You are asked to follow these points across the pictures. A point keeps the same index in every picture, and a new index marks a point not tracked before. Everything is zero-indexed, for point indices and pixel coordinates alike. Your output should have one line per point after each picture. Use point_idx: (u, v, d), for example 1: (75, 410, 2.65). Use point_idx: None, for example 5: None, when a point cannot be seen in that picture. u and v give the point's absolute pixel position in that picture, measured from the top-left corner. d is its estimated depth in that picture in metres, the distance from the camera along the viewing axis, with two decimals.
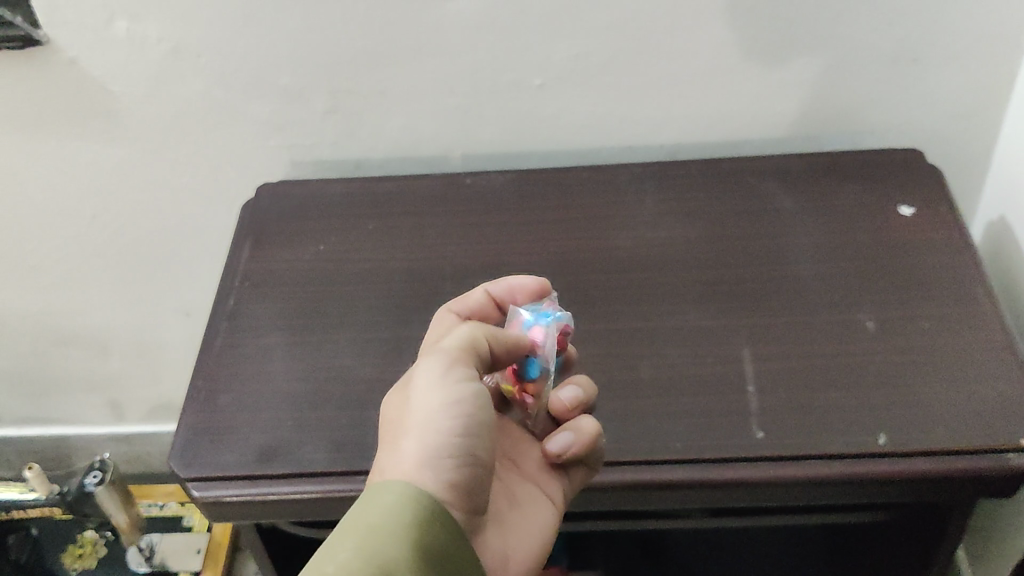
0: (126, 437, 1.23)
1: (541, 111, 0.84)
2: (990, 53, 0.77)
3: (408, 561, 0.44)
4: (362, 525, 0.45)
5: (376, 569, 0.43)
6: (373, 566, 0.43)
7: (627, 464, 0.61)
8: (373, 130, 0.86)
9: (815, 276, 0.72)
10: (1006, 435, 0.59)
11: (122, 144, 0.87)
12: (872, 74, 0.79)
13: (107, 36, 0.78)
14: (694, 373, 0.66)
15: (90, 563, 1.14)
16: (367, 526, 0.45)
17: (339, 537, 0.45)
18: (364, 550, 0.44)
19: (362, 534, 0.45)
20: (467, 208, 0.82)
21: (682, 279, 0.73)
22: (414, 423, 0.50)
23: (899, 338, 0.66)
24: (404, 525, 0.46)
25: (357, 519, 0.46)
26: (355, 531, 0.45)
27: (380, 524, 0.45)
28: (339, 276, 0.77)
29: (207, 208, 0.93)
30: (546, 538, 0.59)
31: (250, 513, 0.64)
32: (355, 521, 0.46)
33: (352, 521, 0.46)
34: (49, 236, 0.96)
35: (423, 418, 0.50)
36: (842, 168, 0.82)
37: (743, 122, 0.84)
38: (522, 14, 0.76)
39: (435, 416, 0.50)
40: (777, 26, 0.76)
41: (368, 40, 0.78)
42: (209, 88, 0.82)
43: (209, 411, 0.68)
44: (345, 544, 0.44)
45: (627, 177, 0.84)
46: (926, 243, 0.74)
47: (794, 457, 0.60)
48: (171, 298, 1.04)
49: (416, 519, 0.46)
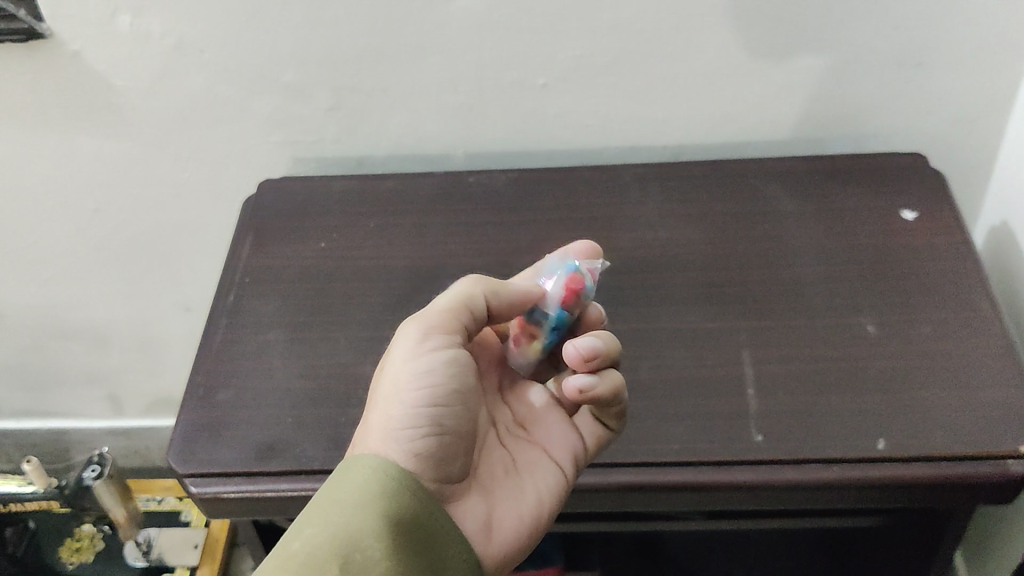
0: (125, 430, 1.23)
1: (545, 110, 0.84)
2: (995, 59, 0.77)
3: (377, 529, 0.45)
4: (328, 504, 0.47)
5: (342, 539, 0.44)
6: (337, 537, 0.44)
7: (625, 466, 0.61)
8: (376, 127, 0.86)
9: (818, 280, 0.72)
10: (1005, 442, 0.59)
11: (124, 137, 0.87)
12: (877, 77, 0.79)
13: (110, 29, 0.78)
14: (694, 375, 0.65)
15: (89, 556, 1.14)
16: (331, 504, 0.46)
17: (306, 518, 0.46)
18: (326, 528, 0.45)
19: (328, 513, 0.46)
20: (469, 207, 0.82)
21: (684, 281, 0.73)
22: (386, 391, 0.52)
23: (900, 344, 0.66)
24: (373, 496, 0.47)
25: (325, 497, 0.47)
26: (321, 511, 0.46)
27: (342, 500, 0.47)
28: (340, 273, 0.77)
29: (209, 204, 0.93)
30: (551, 499, 0.57)
31: (248, 510, 0.63)
32: (321, 503, 0.47)
33: (323, 497, 0.48)
34: (51, 229, 0.95)
35: (393, 387, 0.52)
36: (845, 171, 0.82)
37: (746, 124, 0.84)
38: (527, 14, 0.76)
39: (397, 381, 0.52)
40: (782, 29, 0.76)
41: (371, 38, 0.78)
42: (212, 83, 0.82)
43: (207, 407, 0.68)
44: (309, 525, 0.46)
45: (630, 177, 0.84)
46: (927, 248, 0.74)
47: (793, 461, 0.59)
48: (172, 292, 1.04)
49: (383, 490, 0.48)
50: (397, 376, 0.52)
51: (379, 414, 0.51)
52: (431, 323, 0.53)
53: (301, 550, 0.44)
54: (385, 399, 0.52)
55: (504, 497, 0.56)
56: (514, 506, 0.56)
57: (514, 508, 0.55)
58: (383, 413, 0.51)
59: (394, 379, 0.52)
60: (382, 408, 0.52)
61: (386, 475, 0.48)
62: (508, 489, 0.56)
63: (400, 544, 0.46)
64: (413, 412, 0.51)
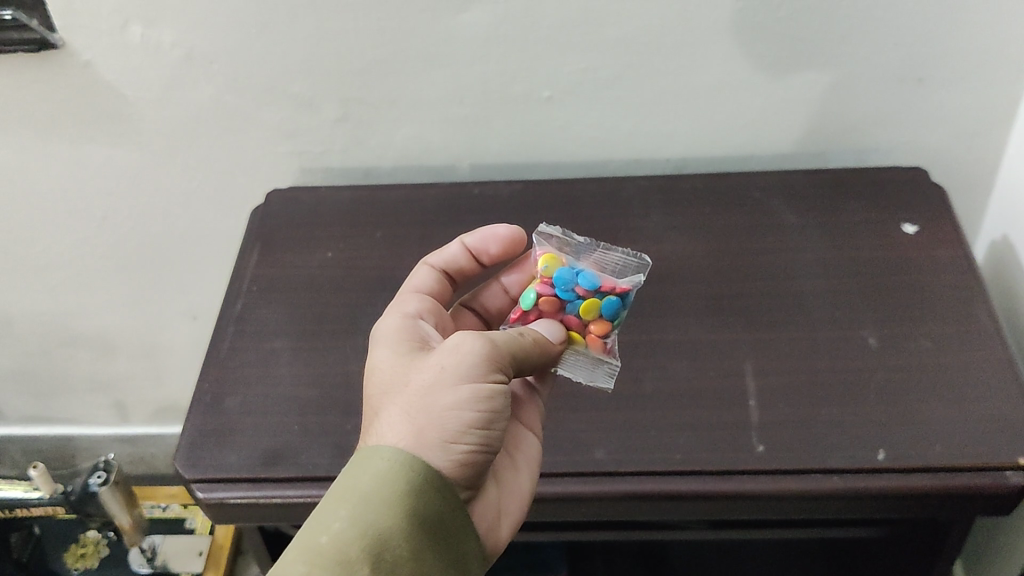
0: (131, 437, 1.23)
1: (550, 123, 0.85)
2: (996, 75, 0.78)
3: (406, 527, 0.44)
4: (354, 493, 0.45)
5: (371, 538, 0.43)
6: (367, 535, 0.43)
7: (628, 475, 0.61)
8: (383, 138, 0.87)
9: (819, 292, 0.73)
10: (1003, 454, 0.59)
11: (133, 147, 0.88)
12: (879, 92, 0.80)
13: (122, 40, 0.79)
14: (695, 387, 0.66)
15: (93, 562, 1.14)
16: (358, 495, 0.45)
17: (332, 502, 0.45)
18: (355, 521, 0.44)
19: (354, 504, 0.44)
20: (475, 216, 0.83)
21: (687, 293, 0.74)
22: (444, 399, 0.49)
23: (901, 356, 0.67)
24: (404, 489, 0.46)
25: (348, 485, 0.46)
26: (346, 500, 0.45)
27: (374, 494, 0.45)
28: (346, 282, 0.78)
29: (217, 213, 0.94)
30: (534, 471, 0.58)
31: (255, 517, 0.64)
32: (344, 487, 0.46)
33: (345, 485, 0.46)
34: (61, 237, 0.96)
35: (453, 399, 0.49)
36: (847, 184, 0.83)
37: (749, 137, 0.85)
38: (534, 28, 0.77)
39: (451, 389, 0.49)
40: (784, 43, 0.77)
41: (379, 50, 0.79)
42: (221, 94, 0.83)
43: (216, 413, 0.68)
44: (337, 514, 0.44)
45: (634, 190, 0.85)
46: (928, 262, 0.74)
47: (793, 471, 0.60)
48: (179, 301, 1.05)
49: (412, 483, 0.46)
50: (458, 391, 0.49)
51: (430, 420, 0.48)
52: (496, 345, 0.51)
53: (331, 548, 0.42)
54: (434, 400, 0.49)
55: (508, 485, 0.56)
56: (520, 495, 0.56)
57: (519, 494, 0.56)
58: (439, 424, 0.48)
59: (455, 391, 0.49)
60: (424, 408, 0.49)
61: (415, 469, 0.46)
62: (509, 480, 0.57)
63: (425, 542, 0.45)
64: (470, 435, 0.49)
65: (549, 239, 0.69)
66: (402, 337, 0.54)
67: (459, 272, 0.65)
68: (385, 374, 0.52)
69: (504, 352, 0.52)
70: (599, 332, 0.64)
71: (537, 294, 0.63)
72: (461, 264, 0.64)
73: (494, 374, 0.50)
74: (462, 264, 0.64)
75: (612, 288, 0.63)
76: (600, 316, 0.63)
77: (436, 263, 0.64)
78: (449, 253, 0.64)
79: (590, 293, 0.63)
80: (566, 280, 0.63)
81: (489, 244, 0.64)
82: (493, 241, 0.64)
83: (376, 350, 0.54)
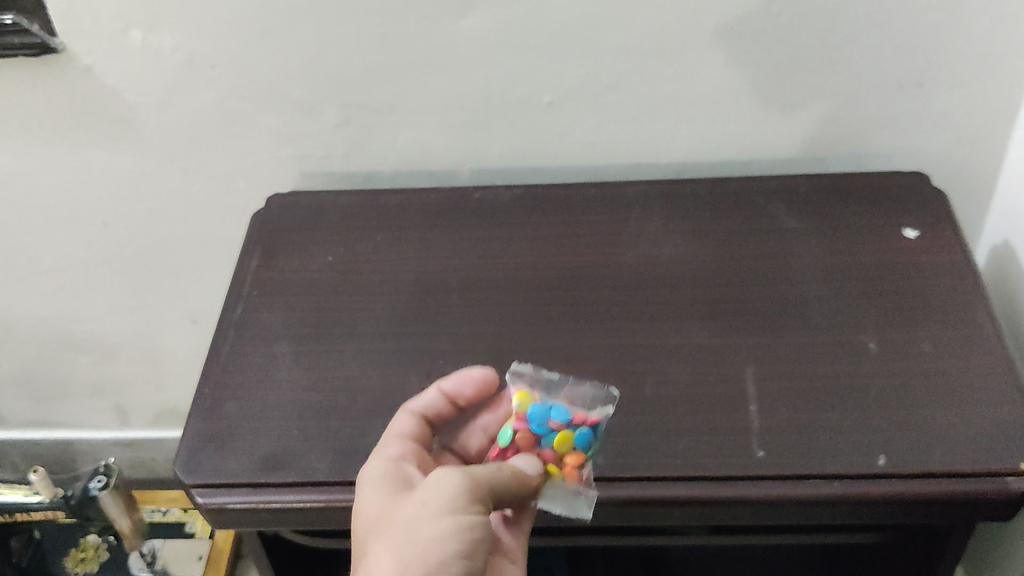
0: (132, 442, 1.23)
1: (550, 128, 0.85)
2: (996, 80, 0.78)
3: None
4: None
5: None
6: None
7: (628, 481, 0.61)
8: (383, 143, 0.87)
9: (820, 297, 0.73)
10: (1003, 459, 0.59)
11: (134, 151, 0.88)
12: (879, 97, 0.80)
13: (123, 45, 0.79)
14: (696, 392, 0.66)
15: (93, 566, 1.14)
16: None
17: None
18: None
19: None
20: (475, 221, 0.83)
21: (687, 298, 0.74)
22: (426, 531, 0.50)
23: (902, 362, 0.67)
24: None
25: None
26: None
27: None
28: (346, 287, 0.78)
29: (217, 217, 0.94)
30: None
31: (254, 522, 0.64)
32: None
33: None
34: (61, 241, 0.96)
35: (435, 530, 0.50)
36: (847, 189, 0.83)
37: (750, 142, 0.85)
38: (535, 32, 0.77)
39: (434, 521, 0.50)
40: (785, 48, 0.77)
41: (379, 55, 0.79)
42: (222, 99, 0.83)
43: (215, 418, 0.68)
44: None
45: (634, 194, 0.85)
46: (928, 267, 0.74)
47: (794, 477, 0.60)
48: (180, 306, 1.05)
49: None
50: (440, 523, 0.50)
51: (414, 553, 0.49)
52: (477, 476, 0.53)
53: None
54: (417, 535, 0.50)
55: None
56: None
57: None
58: (422, 558, 0.49)
59: (436, 524, 0.50)
60: (408, 542, 0.50)
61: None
62: None
63: None
64: (453, 565, 0.50)
65: (521, 376, 0.68)
66: (388, 477, 0.56)
67: (439, 422, 0.63)
68: (373, 514, 0.54)
69: (482, 489, 0.53)
70: (574, 464, 0.61)
71: (514, 429, 0.63)
72: (442, 408, 0.62)
73: (476, 509, 0.52)
74: (441, 411, 0.63)
75: (583, 420, 0.63)
76: (573, 448, 0.62)
77: (415, 410, 0.62)
78: (428, 401, 0.62)
79: (563, 426, 0.62)
80: (540, 414, 0.62)
81: (465, 388, 0.63)
82: (468, 385, 0.63)
83: (363, 493, 0.56)
